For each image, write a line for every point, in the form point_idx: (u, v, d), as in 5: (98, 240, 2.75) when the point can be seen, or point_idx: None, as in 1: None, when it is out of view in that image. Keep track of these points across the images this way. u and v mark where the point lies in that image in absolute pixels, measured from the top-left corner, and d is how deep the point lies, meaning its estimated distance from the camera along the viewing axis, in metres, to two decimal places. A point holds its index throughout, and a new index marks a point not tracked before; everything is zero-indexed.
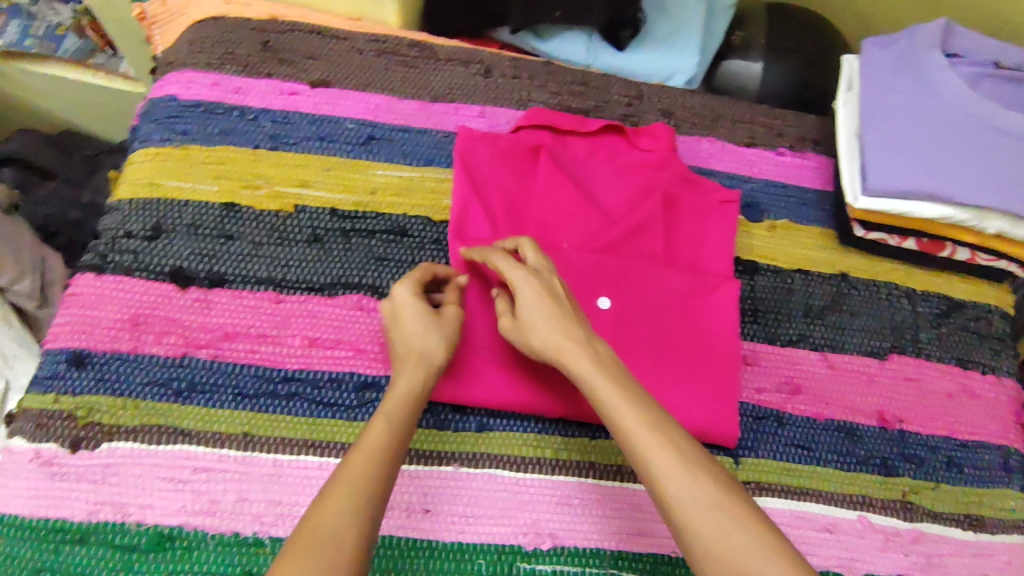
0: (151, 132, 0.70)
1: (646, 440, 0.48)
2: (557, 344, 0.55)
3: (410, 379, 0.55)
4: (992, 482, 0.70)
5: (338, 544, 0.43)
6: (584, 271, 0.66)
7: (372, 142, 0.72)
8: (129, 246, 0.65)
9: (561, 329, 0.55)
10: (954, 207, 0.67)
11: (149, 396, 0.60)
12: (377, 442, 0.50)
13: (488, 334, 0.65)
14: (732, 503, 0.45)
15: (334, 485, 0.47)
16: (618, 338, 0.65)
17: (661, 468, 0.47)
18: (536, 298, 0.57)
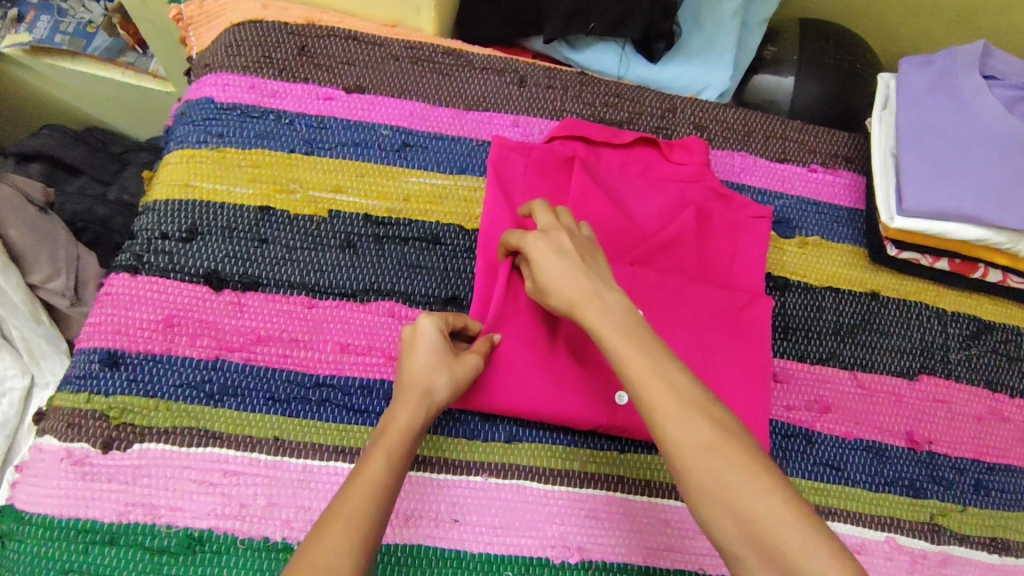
0: (188, 134, 0.70)
1: (664, 407, 0.46)
2: (572, 302, 0.54)
3: (409, 418, 0.54)
4: (1020, 507, 0.70)
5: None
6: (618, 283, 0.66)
7: (406, 149, 0.72)
8: (165, 247, 0.65)
9: (578, 289, 0.54)
10: (989, 230, 0.67)
11: (182, 398, 0.61)
12: (375, 478, 0.49)
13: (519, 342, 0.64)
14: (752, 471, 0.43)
15: (330, 520, 0.46)
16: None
17: (681, 439, 0.45)
18: (554, 258, 0.56)
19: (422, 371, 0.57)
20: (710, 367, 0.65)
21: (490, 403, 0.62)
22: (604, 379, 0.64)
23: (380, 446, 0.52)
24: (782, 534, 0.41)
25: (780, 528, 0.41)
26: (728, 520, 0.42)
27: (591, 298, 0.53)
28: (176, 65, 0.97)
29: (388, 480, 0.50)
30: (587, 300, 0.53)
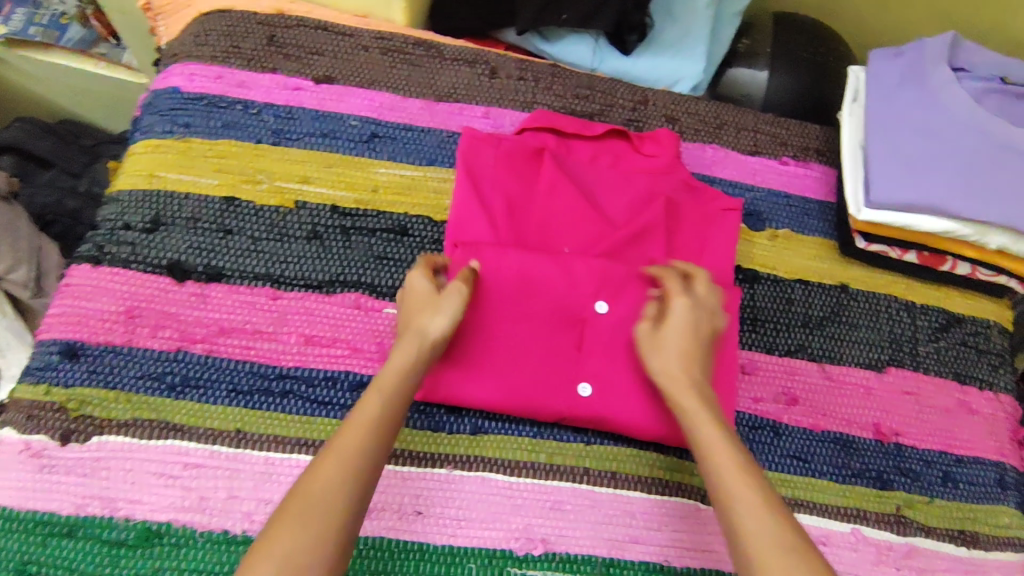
0: (154, 124, 0.69)
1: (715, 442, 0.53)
2: (676, 380, 0.57)
3: (407, 359, 0.55)
4: (988, 499, 0.70)
5: (328, 515, 0.46)
6: (585, 276, 0.65)
7: (374, 140, 0.71)
8: (127, 238, 0.64)
9: (699, 366, 0.58)
10: (956, 222, 0.67)
11: (143, 390, 0.60)
12: (369, 418, 0.51)
13: (485, 335, 0.63)
14: (772, 498, 0.50)
15: (325, 455, 0.49)
16: (616, 344, 0.64)
17: (721, 462, 0.52)
18: (684, 331, 0.59)
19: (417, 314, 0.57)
20: None
21: (454, 393, 0.62)
22: (570, 370, 0.63)
23: (378, 382, 0.53)
24: None
25: None
26: (751, 531, 0.48)
27: (684, 387, 0.57)
28: (146, 55, 0.96)
29: (385, 423, 0.52)
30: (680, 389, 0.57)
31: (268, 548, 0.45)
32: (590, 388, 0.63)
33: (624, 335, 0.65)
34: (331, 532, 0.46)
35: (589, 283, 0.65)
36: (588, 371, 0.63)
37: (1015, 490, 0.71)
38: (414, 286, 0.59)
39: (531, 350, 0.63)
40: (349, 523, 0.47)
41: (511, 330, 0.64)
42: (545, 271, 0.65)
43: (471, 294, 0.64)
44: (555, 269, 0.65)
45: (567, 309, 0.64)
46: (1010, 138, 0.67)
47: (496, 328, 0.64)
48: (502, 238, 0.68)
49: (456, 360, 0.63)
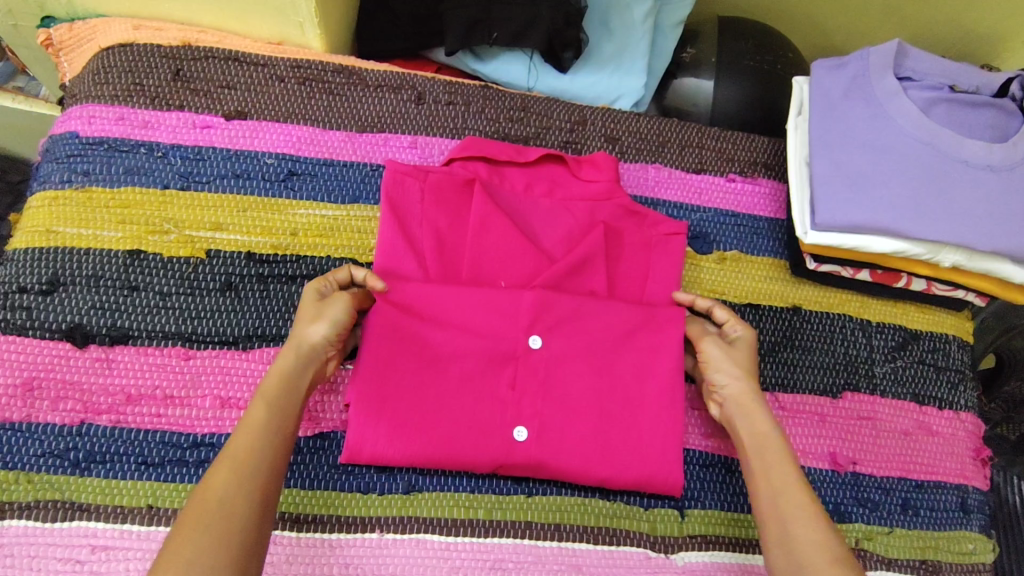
0: (51, 173, 0.64)
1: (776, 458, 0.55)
2: (739, 396, 0.60)
3: (285, 364, 0.54)
4: (950, 524, 0.68)
5: (227, 515, 0.45)
6: (516, 310, 0.61)
7: (292, 178, 0.67)
8: (23, 303, 0.59)
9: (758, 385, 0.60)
10: (906, 241, 0.64)
11: (46, 468, 0.56)
12: (257, 420, 0.50)
13: (414, 383, 0.60)
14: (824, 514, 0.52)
15: (220, 460, 0.48)
16: (552, 382, 0.61)
17: (779, 481, 0.54)
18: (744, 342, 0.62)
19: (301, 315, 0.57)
20: (617, 395, 0.62)
21: (381, 452, 0.58)
22: (504, 414, 0.60)
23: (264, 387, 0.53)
24: None
25: None
26: (809, 544, 0.49)
27: (749, 397, 0.59)
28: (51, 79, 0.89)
29: (276, 424, 0.51)
30: (747, 399, 0.59)
31: (169, 559, 0.43)
32: (525, 433, 0.59)
33: (560, 372, 0.61)
34: (236, 540, 0.45)
35: (520, 317, 0.61)
36: (524, 414, 0.60)
37: (978, 512, 0.69)
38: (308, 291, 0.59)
39: (461, 395, 0.60)
40: (254, 529, 0.46)
41: (439, 374, 0.60)
42: (473, 309, 0.61)
43: (395, 337, 0.60)
44: (484, 306, 0.61)
45: (498, 348, 0.61)
46: (960, 151, 0.63)
47: (423, 373, 0.60)
48: (433, 276, 0.64)
49: (382, 410, 0.59)
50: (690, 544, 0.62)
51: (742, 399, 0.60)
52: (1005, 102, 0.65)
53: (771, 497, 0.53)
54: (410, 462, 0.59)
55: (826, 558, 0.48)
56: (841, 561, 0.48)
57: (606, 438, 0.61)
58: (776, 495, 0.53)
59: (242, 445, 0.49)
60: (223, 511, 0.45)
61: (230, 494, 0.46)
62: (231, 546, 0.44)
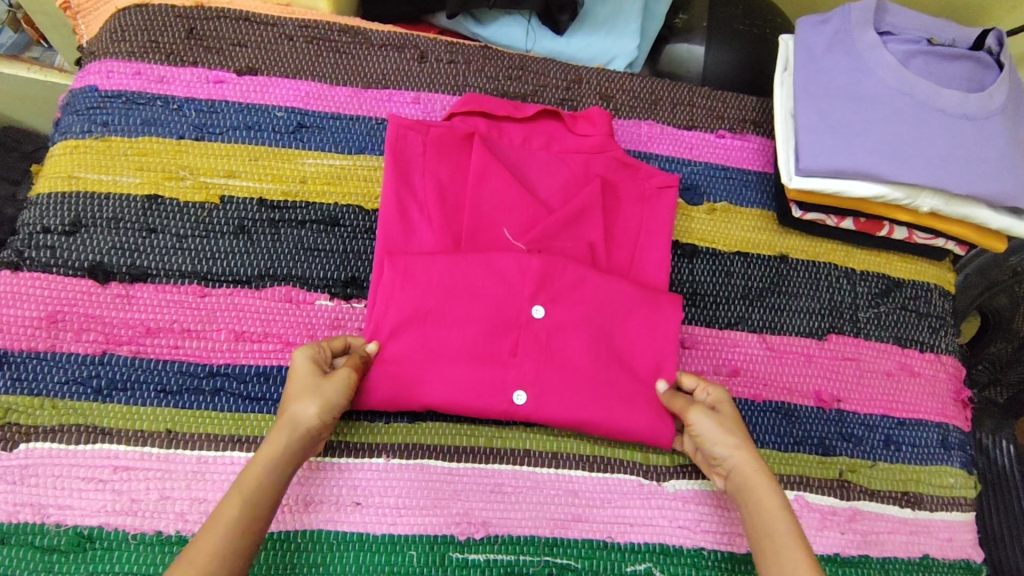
0: (72, 125, 0.68)
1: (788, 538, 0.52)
2: (740, 473, 0.57)
3: (275, 450, 0.52)
4: (931, 460, 0.71)
5: None
6: (519, 277, 0.63)
7: (301, 130, 0.70)
8: (47, 242, 0.62)
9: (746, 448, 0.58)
10: (887, 186, 0.67)
11: (70, 394, 0.59)
12: (224, 522, 0.48)
13: (417, 345, 0.61)
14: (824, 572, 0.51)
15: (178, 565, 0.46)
16: (553, 348, 0.62)
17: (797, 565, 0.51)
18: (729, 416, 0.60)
19: (294, 394, 0.55)
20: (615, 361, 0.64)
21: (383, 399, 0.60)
22: (505, 376, 0.61)
23: (242, 479, 0.51)
24: None
25: None
26: None
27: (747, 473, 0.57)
28: (66, 44, 0.92)
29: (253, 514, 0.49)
30: (749, 475, 0.57)
31: None
32: (525, 395, 0.61)
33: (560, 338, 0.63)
34: None
35: (522, 282, 0.63)
36: (524, 376, 0.61)
37: (959, 449, 0.72)
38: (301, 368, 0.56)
39: (463, 358, 0.61)
40: None
41: (442, 339, 0.61)
42: (475, 273, 0.63)
43: (399, 301, 0.61)
44: (487, 273, 0.63)
45: (501, 313, 0.62)
46: (937, 100, 0.67)
47: (428, 337, 0.61)
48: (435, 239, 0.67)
49: (383, 373, 0.60)
50: (682, 473, 0.65)
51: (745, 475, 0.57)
52: (981, 55, 0.68)
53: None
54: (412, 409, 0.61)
55: None
56: None
57: (606, 398, 0.62)
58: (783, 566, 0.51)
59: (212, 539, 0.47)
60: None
61: None
62: None
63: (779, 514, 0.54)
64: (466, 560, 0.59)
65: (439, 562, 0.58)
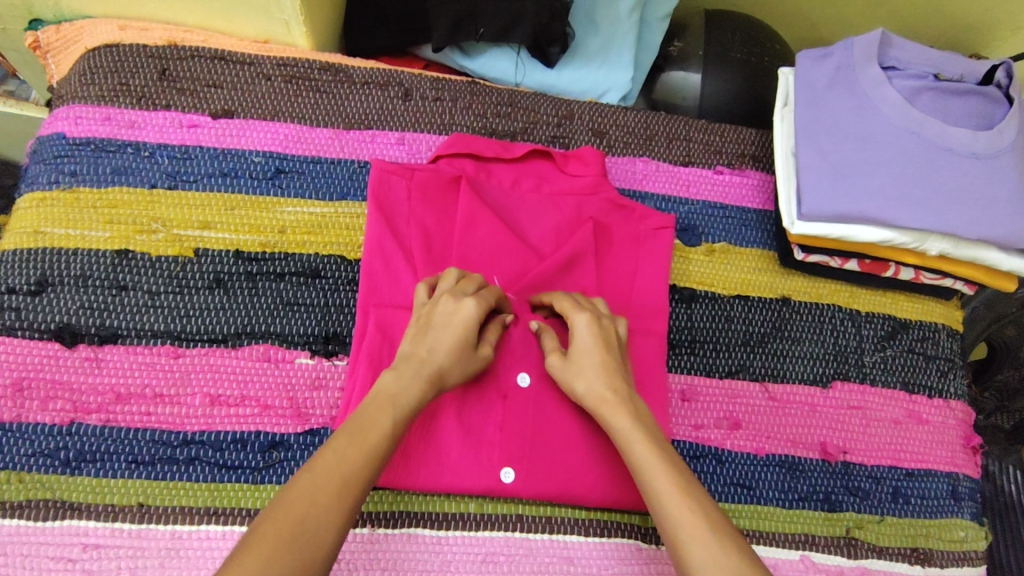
0: (38, 174, 0.64)
1: (650, 462, 0.50)
2: (599, 398, 0.54)
3: (429, 344, 0.54)
4: (942, 513, 0.67)
5: (315, 498, 0.43)
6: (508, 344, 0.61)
7: (280, 176, 0.67)
8: (11, 303, 0.59)
9: (606, 376, 0.55)
10: (893, 230, 0.64)
11: (35, 468, 0.55)
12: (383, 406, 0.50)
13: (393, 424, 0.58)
14: (700, 495, 0.48)
15: (337, 436, 0.48)
16: (542, 423, 0.59)
17: (665, 495, 0.48)
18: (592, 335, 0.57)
19: (428, 340, 0.54)
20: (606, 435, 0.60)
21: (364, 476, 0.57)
22: (492, 455, 0.58)
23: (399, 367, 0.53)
24: None
25: None
26: (684, 527, 0.46)
27: (616, 396, 0.54)
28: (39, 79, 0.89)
29: (351, 468, 0.46)
30: (614, 395, 0.54)
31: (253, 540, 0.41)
32: (513, 474, 0.58)
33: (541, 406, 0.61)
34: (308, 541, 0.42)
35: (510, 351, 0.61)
36: (511, 456, 0.58)
37: (969, 500, 0.69)
38: (465, 311, 0.55)
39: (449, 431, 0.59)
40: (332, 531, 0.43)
41: (433, 426, 0.59)
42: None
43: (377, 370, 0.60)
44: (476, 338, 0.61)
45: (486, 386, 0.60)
46: (946, 139, 0.64)
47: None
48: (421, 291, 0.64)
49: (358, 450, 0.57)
50: None
51: (602, 398, 0.54)
52: (990, 90, 0.65)
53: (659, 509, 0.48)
54: (396, 487, 0.58)
55: (711, 534, 0.45)
56: (727, 544, 0.45)
57: (599, 469, 0.59)
58: (659, 493, 0.48)
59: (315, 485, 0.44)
60: (296, 558, 0.41)
61: (324, 480, 0.45)
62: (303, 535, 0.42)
63: (643, 438, 0.51)
64: None
65: None
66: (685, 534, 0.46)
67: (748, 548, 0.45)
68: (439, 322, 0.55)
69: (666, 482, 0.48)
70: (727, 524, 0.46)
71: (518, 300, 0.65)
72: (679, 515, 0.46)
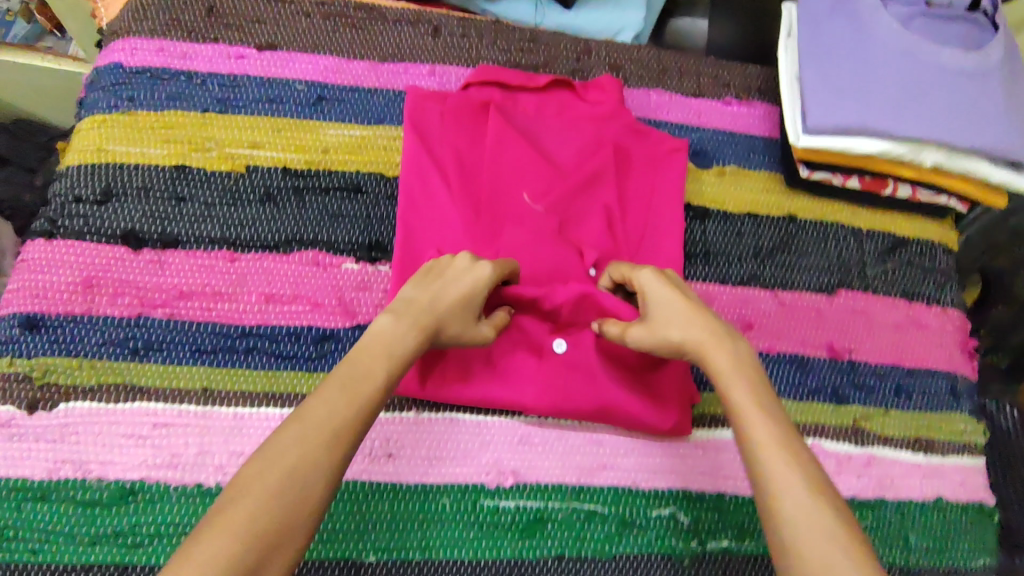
0: (98, 100, 0.69)
1: (749, 412, 0.48)
2: (693, 342, 0.52)
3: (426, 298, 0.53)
4: (941, 407, 0.73)
5: (303, 451, 0.42)
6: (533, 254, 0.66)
7: (322, 102, 0.72)
8: (79, 211, 0.64)
9: (699, 325, 0.53)
10: (891, 142, 0.69)
11: (106, 356, 0.60)
12: (375, 359, 0.48)
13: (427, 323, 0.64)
14: (802, 452, 0.46)
15: (327, 385, 0.46)
16: (566, 337, 0.64)
17: (763, 446, 0.46)
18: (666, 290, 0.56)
19: (432, 288, 0.54)
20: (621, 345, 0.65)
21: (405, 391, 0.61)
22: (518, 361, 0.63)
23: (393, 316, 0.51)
24: (828, 566, 0.40)
25: (826, 562, 0.40)
26: (782, 480, 0.44)
27: (713, 339, 0.52)
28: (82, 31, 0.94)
29: (341, 417, 0.44)
30: (710, 340, 0.52)
31: (235, 495, 0.40)
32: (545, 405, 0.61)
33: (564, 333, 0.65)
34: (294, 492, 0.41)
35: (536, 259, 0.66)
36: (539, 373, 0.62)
37: (967, 397, 0.74)
38: (478, 272, 0.56)
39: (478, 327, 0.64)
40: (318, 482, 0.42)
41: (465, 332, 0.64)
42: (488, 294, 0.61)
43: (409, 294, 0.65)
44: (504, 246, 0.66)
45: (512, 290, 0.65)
46: (938, 58, 0.69)
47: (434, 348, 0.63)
48: (455, 203, 0.68)
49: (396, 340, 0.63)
50: (699, 422, 0.66)
51: (697, 343, 0.52)
52: (978, 17, 0.70)
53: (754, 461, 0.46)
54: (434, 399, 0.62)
55: (811, 494, 0.43)
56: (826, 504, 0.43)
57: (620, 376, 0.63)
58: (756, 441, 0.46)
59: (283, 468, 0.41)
60: (282, 506, 0.40)
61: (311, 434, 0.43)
62: (291, 488, 0.41)
63: (742, 386, 0.49)
64: (498, 507, 0.61)
65: (471, 510, 0.60)
66: (780, 488, 0.44)
67: (849, 515, 0.43)
68: (450, 277, 0.55)
69: (765, 431, 0.47)
70: (829, 488, 0.44)
71: (545, 213, 0.69)
72: (777, 469, 0.45)
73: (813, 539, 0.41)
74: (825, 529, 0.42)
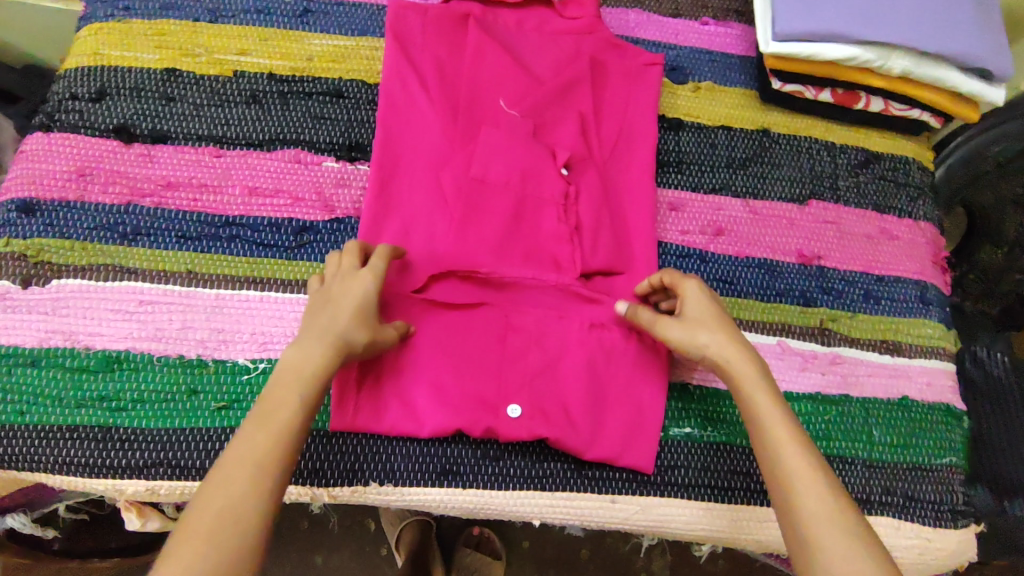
0: (95, 10, 0.72)
1: (769, 417, 0.53)
2: (721, 349, 0.57)
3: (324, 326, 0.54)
4: (911, 313, 0.74)
5: (234, 502, 0.46)
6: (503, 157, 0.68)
7: (308, 14, 0.75)
8: (75, 107, 0.67)
9: (726, 335, 0.57)
10: (859, 47, 0.70)
11: (96, 238, 0.63)
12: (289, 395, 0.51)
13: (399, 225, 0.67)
14: (815, 459, 0.51)
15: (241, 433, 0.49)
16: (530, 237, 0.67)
17: (781, 451, 0.51)
18: (702, 298, 0.60)
19: (327, 313, 0.55)
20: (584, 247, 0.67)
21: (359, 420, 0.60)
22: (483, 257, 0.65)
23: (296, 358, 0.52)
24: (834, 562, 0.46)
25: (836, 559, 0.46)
26: (798, 483, 0.49)
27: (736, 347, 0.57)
28: None
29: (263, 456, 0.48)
30: (735, 349, 0.56)
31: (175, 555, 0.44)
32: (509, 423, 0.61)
33: (532, 233, 0.67)
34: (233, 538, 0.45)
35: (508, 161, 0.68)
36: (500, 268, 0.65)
37: (937, 306, 0.75)
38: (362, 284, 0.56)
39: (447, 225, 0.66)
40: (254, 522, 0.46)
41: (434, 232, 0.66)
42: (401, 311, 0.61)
43: (385, 195, 0.67)
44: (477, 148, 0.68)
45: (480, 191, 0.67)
46: None
47: (407, 247, 0.66)
48: (434, 108, 0.70)
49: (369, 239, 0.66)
50: None
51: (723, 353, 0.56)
52: None
53: (774, 468, 0.51)
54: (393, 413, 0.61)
55: (824, 497, 0.48)
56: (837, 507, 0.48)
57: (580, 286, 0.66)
58: (772, 448, 0.51)
59: (222, 490, 0.46)
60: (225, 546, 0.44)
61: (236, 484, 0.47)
62: (228, 531, 0.45)
63: (765, 393, 0.54)
64: None
65: None
66: (796, 490, 0.49)
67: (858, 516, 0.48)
68: (336, 296, 0.56)
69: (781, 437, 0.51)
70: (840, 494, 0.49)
71: (521, 118, 0.71)
72: (794, 473, 0.50)
73: (825, 539, 0.47)
74: (833, 530, 0.47)
